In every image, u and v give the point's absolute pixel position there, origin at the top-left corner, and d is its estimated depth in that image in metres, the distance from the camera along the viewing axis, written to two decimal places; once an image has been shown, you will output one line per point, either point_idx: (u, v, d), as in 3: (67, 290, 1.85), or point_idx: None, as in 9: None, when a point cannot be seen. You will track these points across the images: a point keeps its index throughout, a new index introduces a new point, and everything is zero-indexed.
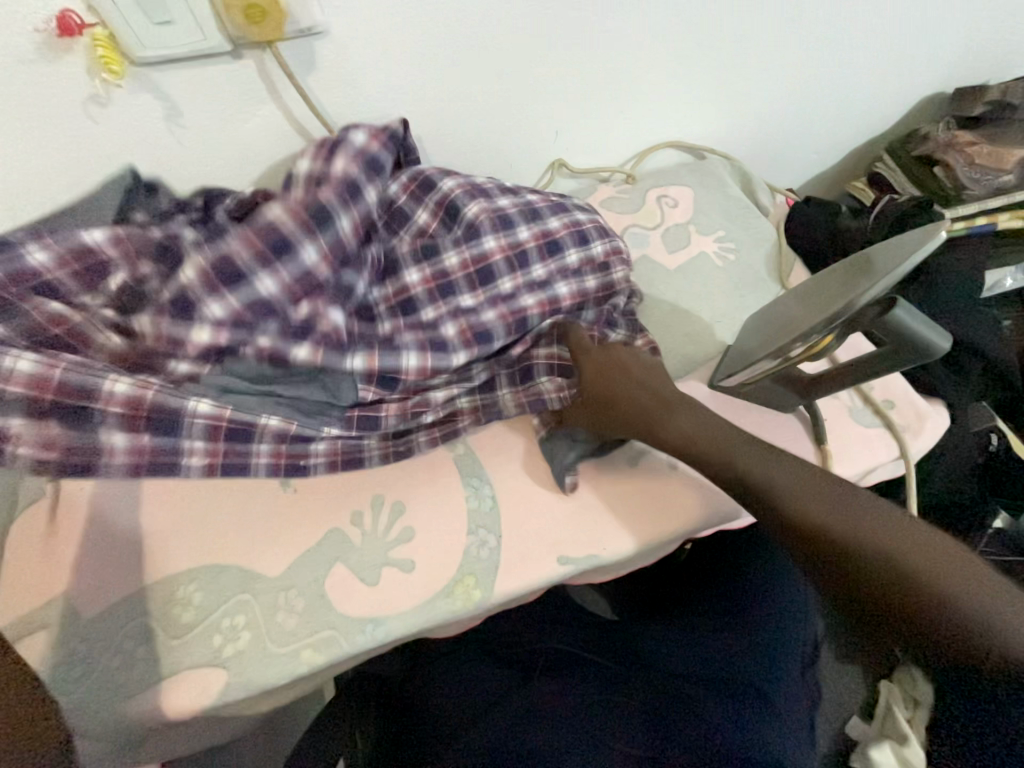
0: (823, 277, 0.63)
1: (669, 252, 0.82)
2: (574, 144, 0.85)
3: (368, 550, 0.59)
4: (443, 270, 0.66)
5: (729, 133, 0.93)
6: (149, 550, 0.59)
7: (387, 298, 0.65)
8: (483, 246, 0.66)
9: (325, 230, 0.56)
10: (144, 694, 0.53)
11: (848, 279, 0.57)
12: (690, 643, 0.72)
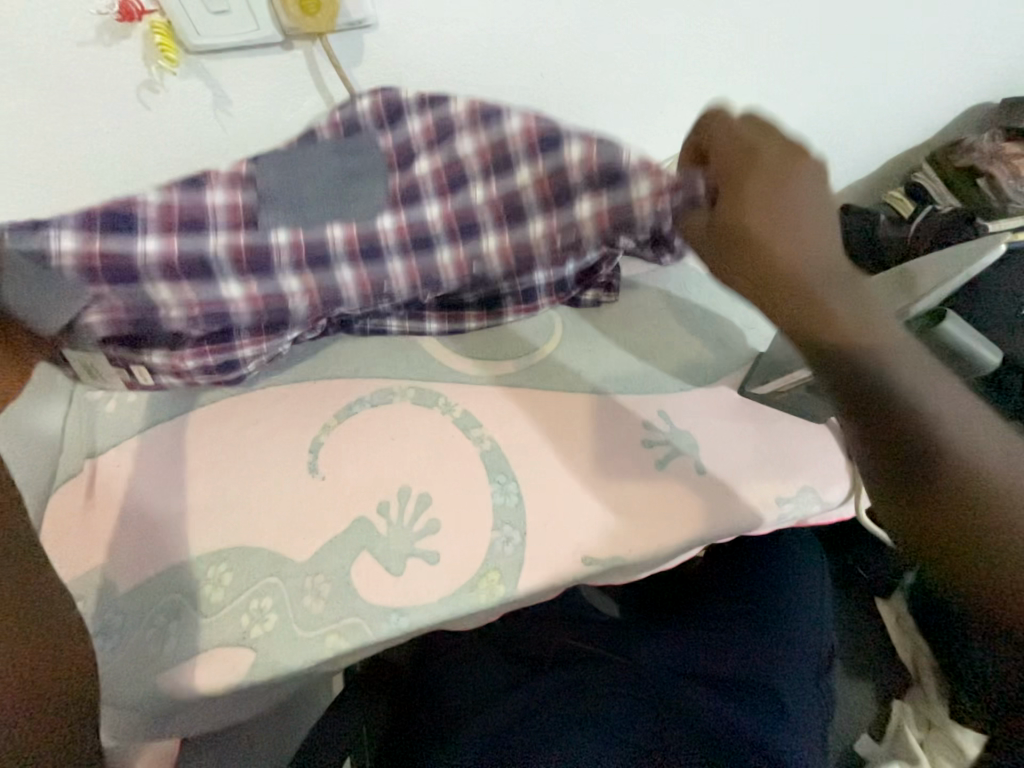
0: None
1: (703, 255, 0.81)
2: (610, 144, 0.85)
3: (394, 539, 0.60)
4: (572, 221, 0.63)
5: None
6: (180, 529, 0.60)
7: (503, 247, 0.65)
8: (574, 210, 0.62)
9: (418, 214, 0.63)
10: (172, 668, 0.54)
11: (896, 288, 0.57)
12: (694, 645, 0.71)
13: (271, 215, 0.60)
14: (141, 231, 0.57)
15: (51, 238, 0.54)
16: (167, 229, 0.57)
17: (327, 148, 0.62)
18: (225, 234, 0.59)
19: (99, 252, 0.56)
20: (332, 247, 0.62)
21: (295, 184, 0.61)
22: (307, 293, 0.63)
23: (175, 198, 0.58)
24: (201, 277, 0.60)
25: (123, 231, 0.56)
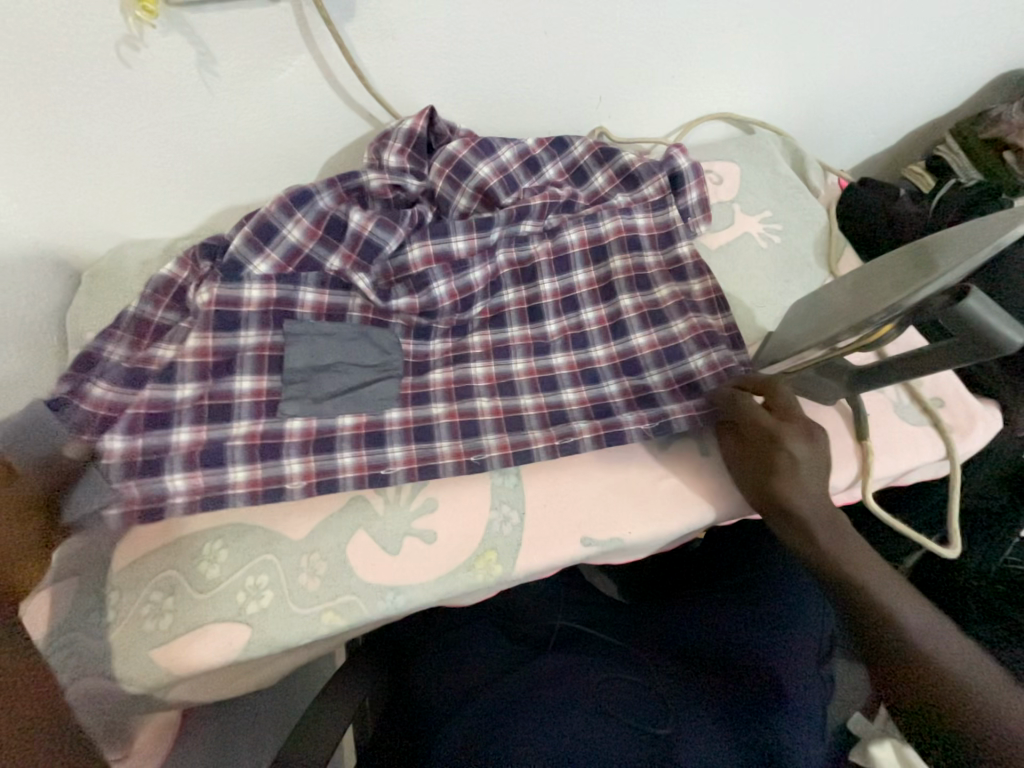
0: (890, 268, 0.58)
1: (711, 230, 0.79)
2: (616, 111, 0.81)
3: (391, 518, 0.59)
4: (569, 431, 0.63)
5: (780, 105, 0.88)
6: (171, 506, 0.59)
7: (503, 445, 0.62)
8: (552, 359, 0.69)
9: (424, 410, 0.65)
10: (169, 643, 0.54)
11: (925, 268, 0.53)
12: (690, 627, 0.71)
13: (290, 404, 0.63)
14: (207, 421, 0.62)
15: (173, 434, 0.61)
16: (214, 393, 0.63)
17: (354, 331, 0.67)
18: (243, 467, 0.60)
19: (143, 360, 0.65)
20: (339, 434, 0.63)
21: (318, 380, 0.64)
22: (306, 473, 0.61)
23: (216, 297, 0.65)
24: (222, 420, 0.62)
25: (217, 465, 0.60)
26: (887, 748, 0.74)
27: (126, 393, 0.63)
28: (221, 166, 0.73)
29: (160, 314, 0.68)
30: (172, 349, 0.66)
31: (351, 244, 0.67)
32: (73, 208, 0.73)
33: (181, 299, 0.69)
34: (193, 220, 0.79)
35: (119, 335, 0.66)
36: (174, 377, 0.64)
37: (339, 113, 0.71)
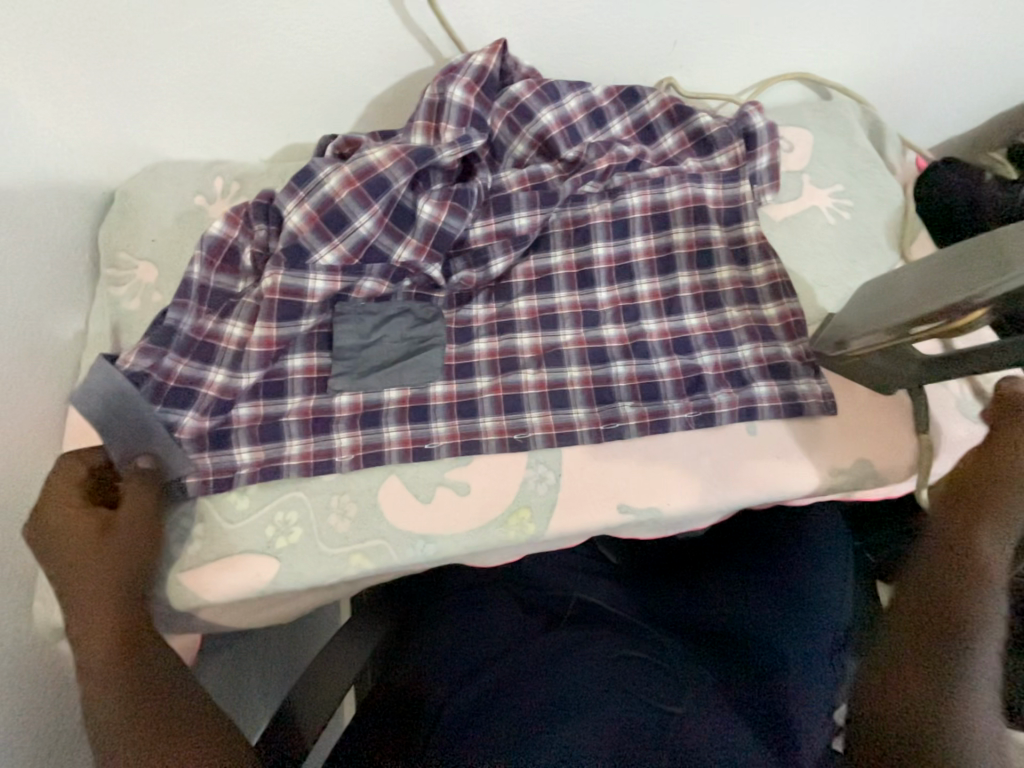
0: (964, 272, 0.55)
1: (778, 200, 0.73)
2: (690, 60, 0.74)
3: (425, 467, 0.57)
4: (615, 415, 0.60)
5: (866, 70, 0.81)
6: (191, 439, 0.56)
7: (547, 422, 0.59)
8: (603, 330, 0.64)
9: (468, 384, 0.61)
10: (198, 566, 0.54)
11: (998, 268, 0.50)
12: (701, 605, 0.68)
13: (339, 379, 0.59)
14: (263, 396, 0.58)
15: (234, 409, 0.57)
16: (269, 371, 0.59)
17: (399, 306, 0.62)
18: (296, 438, 0.57)
19: (208, 334, 0.58)
20: (385, 409, 0.59)
21: (365, 355, 0.60)
22: (304, 455, 0.57)
23: (280, 285, 0.57)
24: (276, 396, 0.58)
25: (269, 437, 0.57)
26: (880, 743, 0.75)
27: (195, 367, 0.58)
28: (264, 86, 0.69)
29: (214, 276, 0.60)
30: (240, 328, 0.59)
31: (423, 237, 0.60)
32: (110, 119, 0.69)
33: (234, 261, 0.60)
34: (229, 143, 0.75)
35: (188, 305, 0.58)
36: (241, 363, 0.58)
37: (394, 34, 0.65)
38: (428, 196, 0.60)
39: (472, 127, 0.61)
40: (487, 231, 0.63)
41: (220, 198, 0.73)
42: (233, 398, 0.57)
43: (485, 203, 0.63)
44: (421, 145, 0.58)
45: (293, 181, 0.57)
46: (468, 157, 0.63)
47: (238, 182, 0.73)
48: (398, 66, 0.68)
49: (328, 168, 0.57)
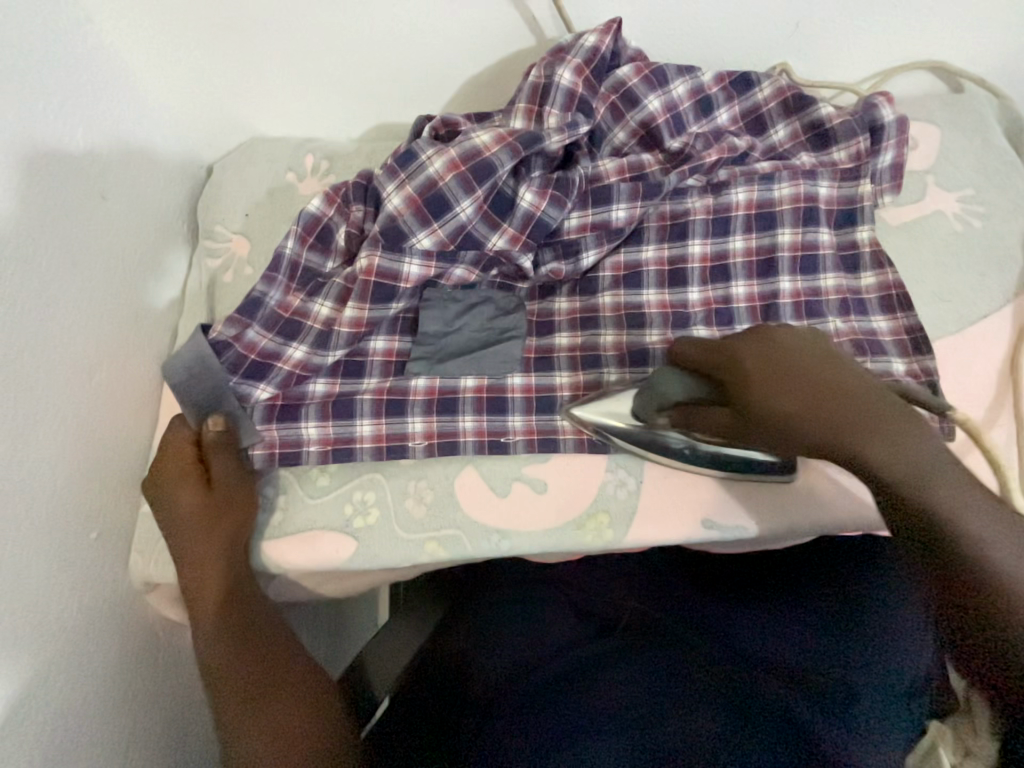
0: (861, 433, 0.46)
1: (897, 203, 0.67)
2: (811, 43, 0.68)
3: (502, 460, 0.56)
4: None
5: (1014, 60, 0.72)
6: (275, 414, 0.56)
7: None
8: (693, 332, 0.60)
9: (547, 378, 0.58)
10: (279, 537, 0.55)
11: (857, 408, 0.47)
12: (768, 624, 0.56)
13: (417, 364, 0.58)
14: (342, 375, 0.58)
15: (312, 384, 0.57)
16: (352, 350, 0.58)
17: (483, 295, 0.60)
18: (368, 421, 0.57)
19: (295, 311, 0.57)
20: (462, 396, 0.57)
21: (445, 342, 0.59)
22: (376, 438, 0.56)
23: (376, 268, 0.55)
24: (354, 376, 0.58)
25: (344, 417, 0.56)
26: None
27: (277, 341, 0.57)
28: (363, 64, 0.69)
29: (306, 253, 0.59)
30: (327, 308, 0.57)
31: (520, 226, 0.57)
32: (216, 94, 0.71)
33: (327, 240, 0.59)
34: (319, 121, 0.75)
35: (276, 279, 0.57)
36: (324, 342, 0.57)
37: (500, 14, 0.63)
38: (529, 183, 0.57)
39: (577, 112, 0.58)
40: (583, 223, 0.60)
41: (310, 176, 0.74)
42: (313, 373, 0.57)
43: (584, 193, 0.60)
44: (527, 130, 0.56)
45: (394, 163, 0.56)
46: (570, 145, 0.60)
47: (329, 160, 0.74)
48: (498, 46, 0.66)
49: (430, 151, 0.56)
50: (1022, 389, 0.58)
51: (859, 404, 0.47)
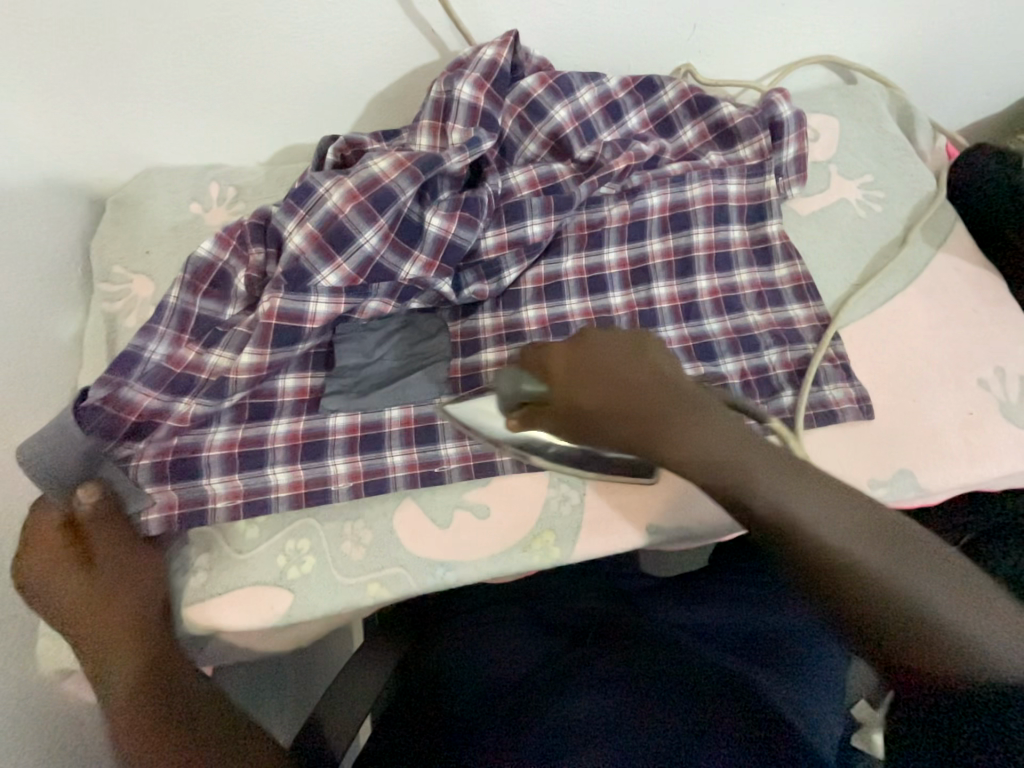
0: (668, 428, 0.41)
1: (804, 193, 0.69)
2: (710, 44, 0.69)
3: (438, 490, 0.54)
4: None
5: (896, 51, 0.76)
6: (187, 469, 0.53)
7: None
8: None
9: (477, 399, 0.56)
10: (194, 605, 0.51)
11: (671, 407, 0.42)
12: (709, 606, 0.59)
13: (332, 399, 0.55)
14: (246, 420, 0.55)
15: (210, 433, 0.54)
16: (256, 391, 0.55)
17: (402, 321, 0.58)
18: (282, 467, 0.53)
19: (187, 365, 0.54)
20: (387, 430, 0.55)
21: (365, 372, 0.56)
22: (293, 484, 0.53)
23: (277, 310, 0.53)
24: (261, 418, 0.55)
25: (255, 467, 0.53)
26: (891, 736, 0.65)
27: (166, 398, 0.53)
28: (260, 85, 0.65)
29: (200, 302, 0.55)
30: (226, 358, 0.55)
31: (432, 251, 0.56)
32: (102, 126, 0.66)
33: (224, 286, 0.55)
34: (218, 145, 0.71)
35: (159, 330, 0.53)
36: (219, 391, 0.54)
37: (399, 29, 0.62)
38: (437, 207, 0.56)
39: (481, 126, 0.57)
40: (499, 242, 0.59)
41: (217, 204, 0.69)
42: (212, 420, 0.54)
43: (497, 210, 0.59)
44: (428, 152, 0.55)
45: (291, 198, 0.54)
46: (477, 163, 0.60)
47: (235, 186, 0.70)
48: (401, 62, 0.64)
49: (328, 182, 0.53)
50: (929, 361, 0.61)
51: (653, 394, 0.43)
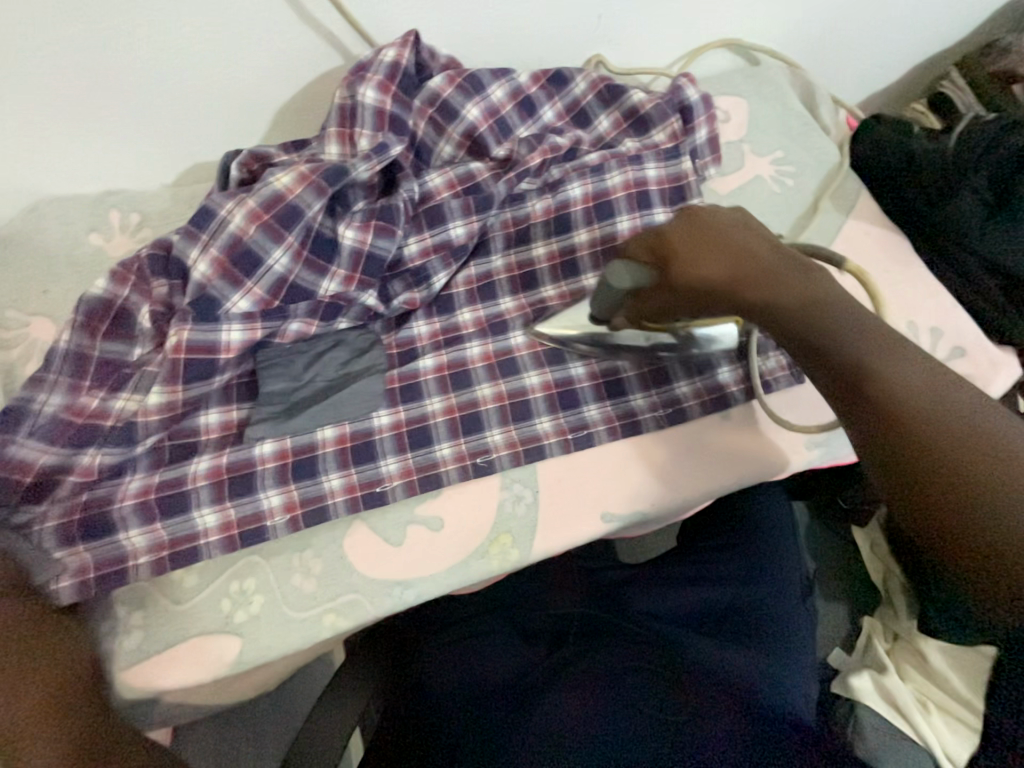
0: (769, 296, 0.45)
1: (720, 173, 0.72)
2: (615, 34, 0.70)
3: (385, 509, 0.52)
4: (583, 422, 0.56)
5: (792, 32, 0.79)
6: (106, 522, 0.49)
7: (511, 441, 0.55)
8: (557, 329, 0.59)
9: (417, 409, 0.55)
10: (124, 671, 0.47)
11: (777, 274, 0.45)
12: (677, 590, 0.60)
13: (260, 428, 0.52)
14: (165, 463, 0.51)
15: (124, 482, 0.50)
16: (174, 432, 0.52)
17: (330, 339, 0.56)
18: (209, 509, 0.50)
19: (90, 412, 0.50)
20: (322, 452, 0.53)
21: (296, 395, 0.54)
22: (223, 527, 0.50)
23: (185, 343, 0.50)
24: (181, 460, 0.51)
25: (181, 513, 0.50)
26: (865, 675, 0.68)
27: (66, 452, 0.49)
28: (150, 102, 0.61)
29: (100, 344, 0.51)
30: (134, 401, 0.51)
31: (350, 265, 0.54)
32: None
33: (125, 323, 0.52)
34: (111, 168, 0.65)
35: (51, 380, 0.49)
36: (129, 438, 0.50)
37: (294, 34, 0.59)
38: (351, 217, 0.54)
39: (390, 131, 0.56)
40: (423, 248, 0.58)
41: (119, 233, 0.64)
42: (126, 469, 0.50)
43: (416, 215, 0.58)
44: (334, 162, 0.53)
45: (191, 223, 0.51)
46: (391, 169, 0.58)
47: (138, 212, 0.65)
48: (302, 68, 0.62)
49: (229, 203, 0.50)
50: None
51: (760, 262, 0.46)
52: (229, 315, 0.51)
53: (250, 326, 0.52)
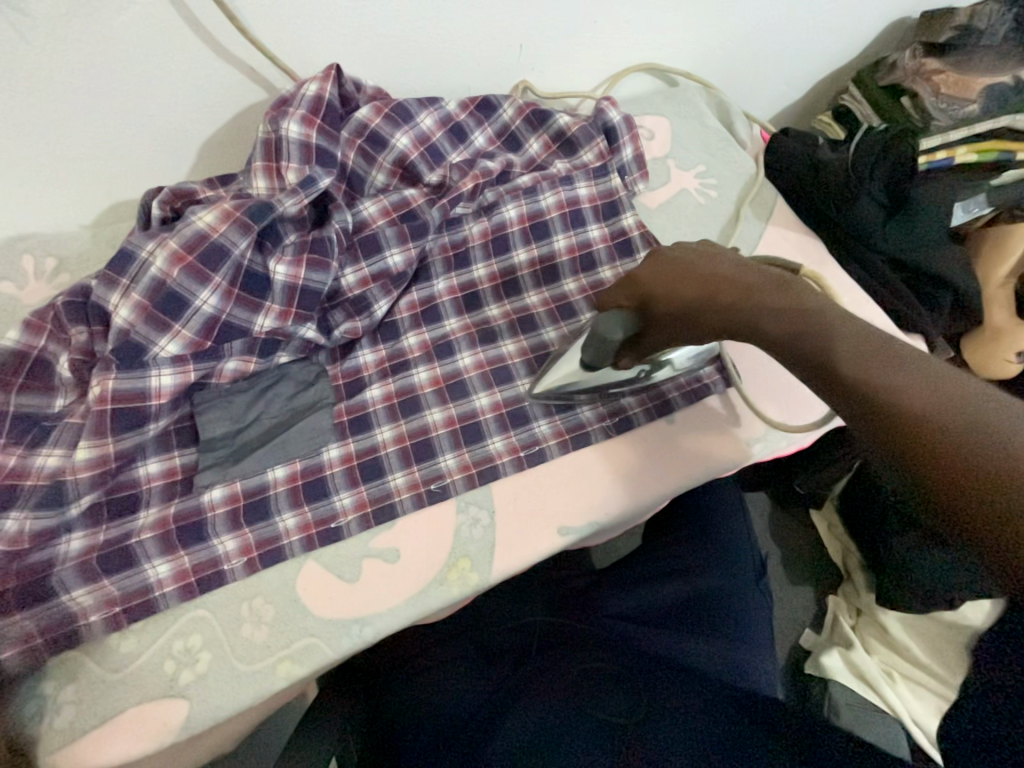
0: (752, 319, 0.45)
1: (649, 188, 0.75)
2: (539, 61, 0.73)
3: (340, 546, 0.51)
4: (534, 438, 0.56)
5: (706, 55, 0.85)
6: (28, 592, 0.45)
7: (463, 464, 0.54)
8: (502, 347, 0.60)
9: (367, 439, 0.54)
10: (59, 751, 0.43)
11: (759, 298, 0.45)
12: (638, 588, 0.61)
13: (204, 474, 0.50)
14: (105, 519, 0.48)
15: (62, 545, 0.47)
16: (109, 488, 0.49)
17: (273, 374, 0.55)
18: (161, 560, 0.47)
19: (6, 474, 0.46)
20: (271, 493, 0.51)
21: (240, 435, 0.52)
22: (179, 577, 0.47)
23: (111, 393, 0.48)
24: (122, 514, 0.48)
25: (126, 568, 0.47)
26: (835, 656, 0.75)
27: None
28: (61, 142, 0.58)
29: (17, 399, 0.48)
30: (56, 457, 0.48)
31: (285, 300, 0.53)
32: None
33: (44, 375, 0.49)
34: (23, 212, 0.62)
35: None
36: (53, 498, 0.47)
37: (213, 69, 0.58)
38: (282, 252, 0.54)
39: (318, 165, 0.56)
40: (363, 277, 0.58)
41: (35, 279, 0.61)
42: (55, 532, 0.47)
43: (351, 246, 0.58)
44: (258, 198, 0.52)
45: (110, 268, 0.49)
46: (321, 201, 0.58)
47: (55, 256, 0.62)
48: (225, 103, 0.61)
49: (150, 244, 0.49)
50: None
51: (740, 287, 0.46)
52: (160, 361, 0.50)
53: (183, 369, 0.50)
